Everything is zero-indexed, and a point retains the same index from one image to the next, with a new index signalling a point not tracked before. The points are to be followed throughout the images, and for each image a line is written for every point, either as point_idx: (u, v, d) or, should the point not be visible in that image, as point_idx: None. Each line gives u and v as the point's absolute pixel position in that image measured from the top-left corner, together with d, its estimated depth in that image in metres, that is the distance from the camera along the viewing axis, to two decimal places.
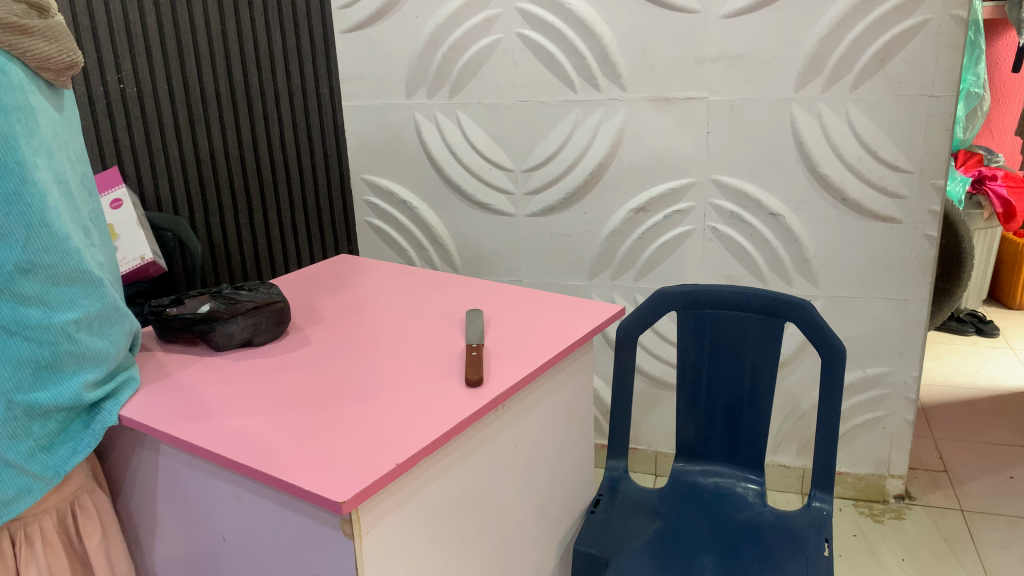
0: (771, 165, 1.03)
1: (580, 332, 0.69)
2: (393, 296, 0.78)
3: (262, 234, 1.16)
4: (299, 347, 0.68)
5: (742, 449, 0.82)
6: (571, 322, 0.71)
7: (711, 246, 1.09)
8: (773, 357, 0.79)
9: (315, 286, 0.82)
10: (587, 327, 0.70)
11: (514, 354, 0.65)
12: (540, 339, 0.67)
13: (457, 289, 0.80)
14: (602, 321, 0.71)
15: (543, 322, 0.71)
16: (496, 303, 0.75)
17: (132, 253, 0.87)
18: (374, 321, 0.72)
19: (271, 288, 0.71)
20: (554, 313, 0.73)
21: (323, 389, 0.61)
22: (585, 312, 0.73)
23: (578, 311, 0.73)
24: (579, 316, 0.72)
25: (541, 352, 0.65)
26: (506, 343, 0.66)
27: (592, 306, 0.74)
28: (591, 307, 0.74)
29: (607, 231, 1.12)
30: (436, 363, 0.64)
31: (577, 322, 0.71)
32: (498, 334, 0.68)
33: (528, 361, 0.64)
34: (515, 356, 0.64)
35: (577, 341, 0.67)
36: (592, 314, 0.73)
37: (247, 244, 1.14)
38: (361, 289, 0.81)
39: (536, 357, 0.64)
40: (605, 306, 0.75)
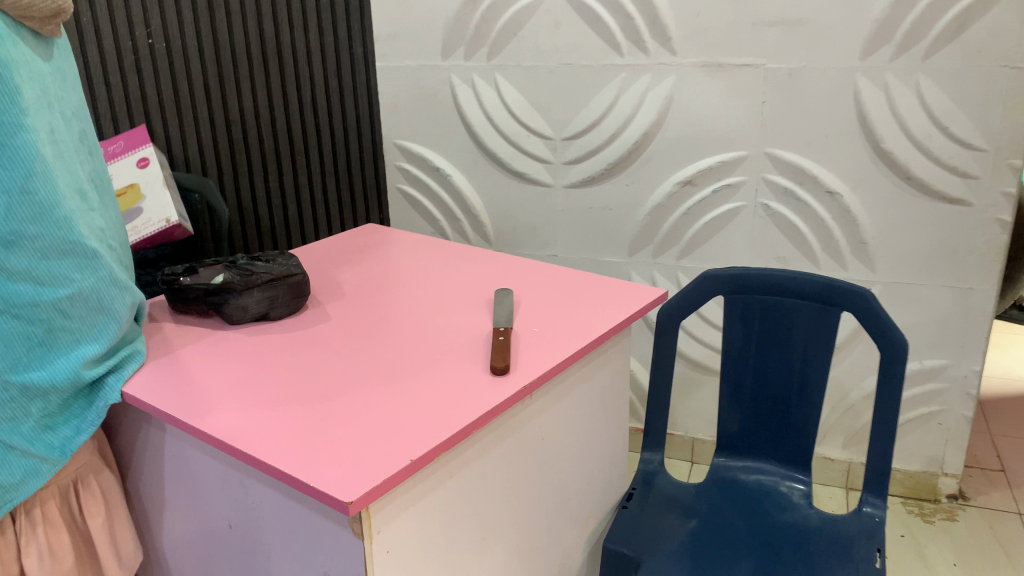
0: (830, 139, 0.96)
1: (617, 318, 0.63)
2: (419, 271, 0.74)
3: (292, 199, 1.12)
4: (317, 323, 0.64)
5: (788, 446, 0.76)
6: (609, 306, 0.65)
7: (761, 224, 1.02)
8: (826, 349, 0.73)
9: (337, 257, 0.77)
10: (625, 312, 0.64)
11: (544, 340, 0.60)
12: (573, 324, 0.62)
13: (488, 266, 0.75)
14: (642, 307, 0.66)
15: (577, 306, 0.65)
16: (529, 283, 0.70)
17: (158, 217, 0.84)
18: (397, 299, 0.68)
19: (291, 258, 0.66)
20: (590, 296, 0.67)
21: (338, 374, 0.56)
22: (623, 295, 0.68)
23: (616, 294, 0.68)
24: (616, 300, 0.67)
25: (576, 339, 0.60)
26: (536, 328, 0.61)
27: (631, 289, 0.69)
28: (630, 290, 0.69)
29: (649, 206, 1.06)
30: (461, 348, 0.59)
31: (614, 306, 0.65)
32: (528, 317, 0.63)
33: (559, 349, 0.58)
34: (546, 343, 0.59)
35: (613, 328, 0.62)
36: (631, 297, 0.67)
37: (276, 209, 1.10)
38: (386, 262, 0.76)
39: (569, 345, 0.59)
40: (646, 288, 0.69)
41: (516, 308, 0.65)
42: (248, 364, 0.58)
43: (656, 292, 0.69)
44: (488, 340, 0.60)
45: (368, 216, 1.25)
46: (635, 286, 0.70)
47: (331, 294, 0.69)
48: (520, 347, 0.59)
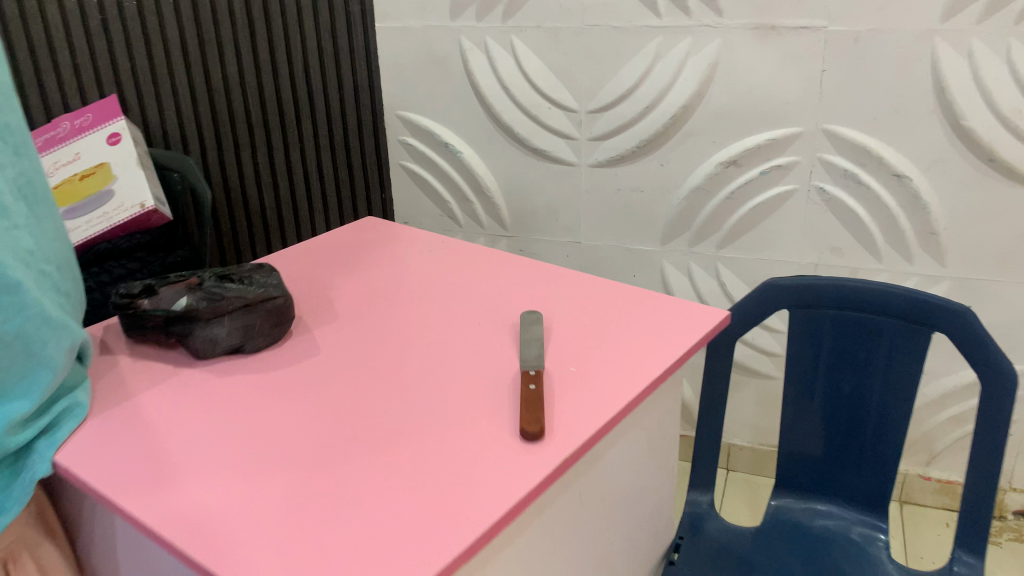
0: (901, 115, 0.82)
1: (671, 351, 0.51)
2: (429, 282, 0.62)
3: (285, 177, 1.00)
4: (304, 358, 0.52)
5: (861, 485, 0.66)
6: (660, 335, 0.53)
7: (815, 211, 0.90)
8: (913, 376, 0.62)
9: (332, 262, 0.65)
10: (681, 343, 0.52)
11: (584, 386, 0.48)
12: (618, 362, 0.50)
13: (510, 275, 0.63)
14: (701, 335, 0.53)
15: (621, 335, 0.53)
16: (560, 301, 0.58)
17: (132, 202, 0.69)
18: (401, 324, 0.56)
19: (272, 279, 0.54)
20: (636, 320, 0.55)
21: (327, 436, 0.45)
22: (676, 318, 0.55)
23: (667, 316, 0.56)
24: (668, 325, 0.54)
25: (622, 385, 0.48)
26: (574, 369, 0.50)
27: (687, 309, 0.57)
28: (684, 310, 0.57)
29: (687, 188, 0.93)
30: (481, 397, 0.47)
31: (666, 335, 0.53)
32: (562, 352, 0.52)
33: (604, 399, 0.47)
34: (588, 391, 0.47)
35: (669, 366, 0.50)
36: (686, 321, 0.55)
37: (266, 189, 0.98)
38: (389, 269, 0.64)
39: (614, 394, 0.47)
40: (704, 308, 0.57)
41: (547, 339, 0.53)
42: (218, 416, 0.47)
43: (717, 313, 0.56)
44: (515, 386, 0.48)
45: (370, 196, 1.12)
46: (689, 304, 0.58)
47: (323, 315, 0.57)
48: (554, 398, 0.47)
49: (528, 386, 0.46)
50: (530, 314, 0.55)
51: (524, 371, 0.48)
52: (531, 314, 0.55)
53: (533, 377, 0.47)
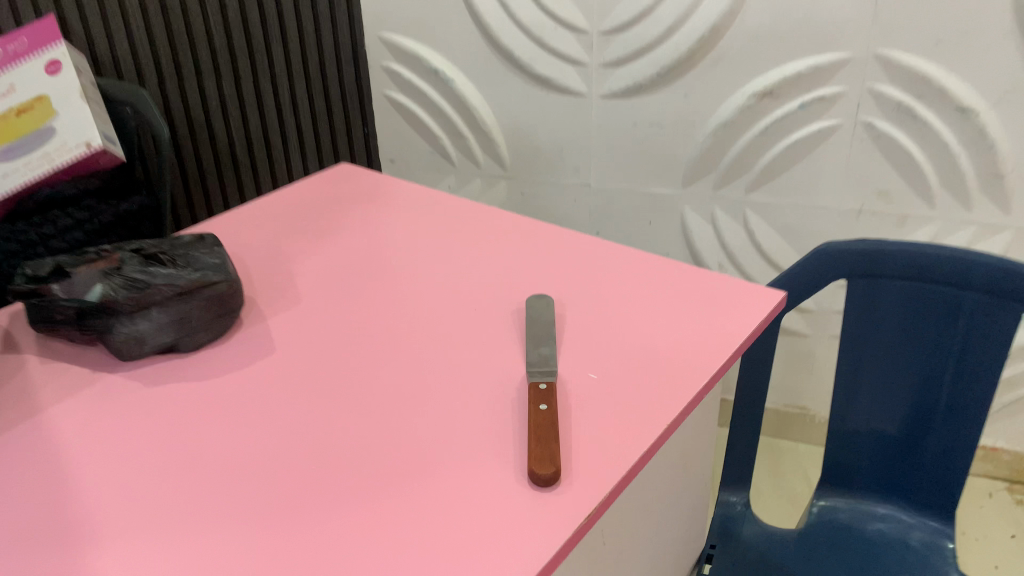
0: (970, 37, 0.68)
1: (717, 352, 0.41)
2: (416, 255, 0.51)
3: (253, 107, 0.89)
4: (257, 360, 0.42)
5: (924, 484, 0.56)
6: (702, 329, 0.42)
7: (860, 150, 0.77)
8: (996, 363, 0.51)
9: (300, 226, 0.54)
10: (728, 342, 0.41)
11: (610, 404, 0.37)
12: (650, 368, 0.40)
13: (514, 246, 0.52)
14: (752, 328, 0.43)
15: (653, 329, 0.43)
16: (577, 281, 0.47)
17: (76, 140, 0.51)
18: (381, 312, 0.45)
19: (214, 261, 0.43)
20: (671, 306, 0.44)
21: (275, 477, 0.34)
22: (721, 304, 0.45)
23: (711, 301, 0.45)
24: (713, 314, 0.44)
25: (657, 402, 0.37)
26: (595, 379, 0.39)
27: (734, 291, 0.46)
28: (731, 293, 0.46)
29: (715, 123, 0.81)
30: (477, 420, 0.37)
31: (709, 330, 0.42)
32: (579, 354, 0.41)
33: (636, 424, 0.36)
34: (613, 414, 0.37)
35: (717, 372, 0.39)
36: (733, 308, 0.44)
37: (232, 121, 0.88)
38: (368, 236, 0.53)
39: (648, 418, 0.37)
40: (757, 288, 0.46)
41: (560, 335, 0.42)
42: (141, 432, 0.37)
43: (773, 294, 0.45)
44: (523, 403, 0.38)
45: (351, 129, 1.01)
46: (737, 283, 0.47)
47: (283, 300, 0.46)
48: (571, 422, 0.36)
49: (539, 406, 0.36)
50: (541, 299, 0.44)
51: (533, 384, 0.37)
52: (541, 301, 0.44)
53: (544, 394, 0.37)
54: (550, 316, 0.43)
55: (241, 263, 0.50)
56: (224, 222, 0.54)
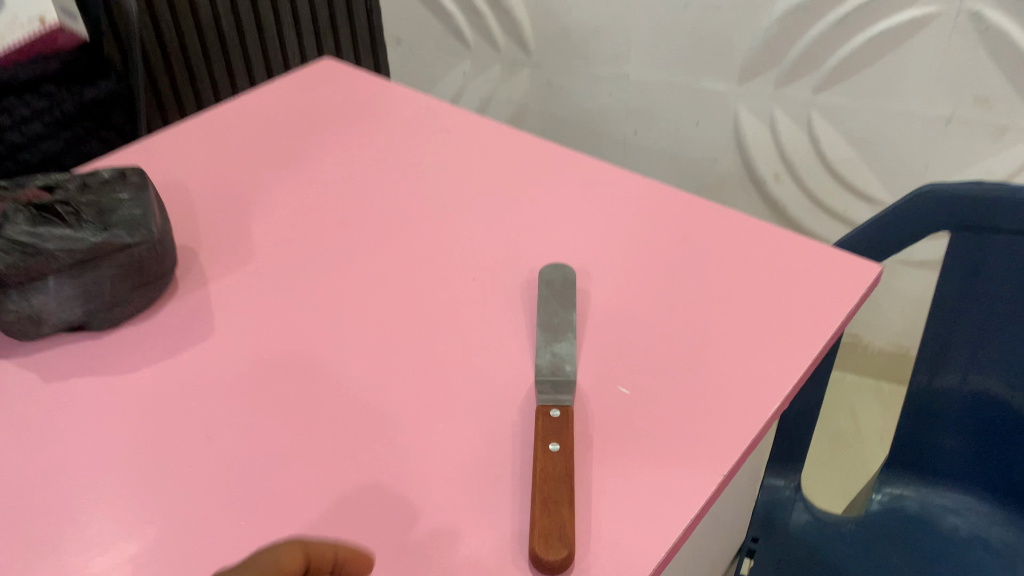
0: None
1: (786, 372, 0.30)
2: (403, 198, 0.40)
3: None
4: (186, 350, 0.32)
5: (1015, 475, 0.46)
6: (768, 331, 0.32)
7: (961, 46, 0.62)
8: None
9: (265, 152, 0.43)
10: (801, 356, 0.31)
11: (639, 447, 0.28)
12: (696, 390, 0.30)
13: (529, 189, 0.41)
14: (834, 331, 0.32)
15: (703, 326, 0.32)
16: (605, 247, 0.37)
17: (26, 14, 0.42)
18: (351, 284, 0.35)
19: (136, 212, 0.33)
20: (727, 291, 0.34)
21: (184, 542, 0.25)
22: (795, 290, 0.34)
23: (780, 285, 0.34)
24: (781, 308, 0.33)
25: (700, 452, 0.27)
26: (623, 405, 0.29)
27: (813, 271, 0.35)
28: (811, 274, 0.34)
29: (783, 8, 0.66)
30: (461, 467, 0.28)
31: (777, 332, 0.32)
32: (603, 362, 0.31)
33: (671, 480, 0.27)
34: (641, 468, 0.27)
35: (784, 402, 0.29)
36: (813, 297, 0.33)
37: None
38: (347, 169, 0.42)
39: (689, 478, 0.27)
40: (847, 264, 0.35)
41: (580, 331, 0.32)
42: (24, 450, 0.28)
43: (866, 274, 0.34)
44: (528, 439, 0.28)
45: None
46: (817, 255, 0.35)
47: (230, 260, 0.36)
48: (587, 474, 0.27)
49: (546, 449, 0.26)
50: (561, 274, 0.34)
51: (542, 410, 0.28)
52: (561, 276, 0.34)
53: (553, 429, 0.27)
54: (573, 302, 0.33)
55: (186, 202, 0.40)
56: (173, 143, 0.44)
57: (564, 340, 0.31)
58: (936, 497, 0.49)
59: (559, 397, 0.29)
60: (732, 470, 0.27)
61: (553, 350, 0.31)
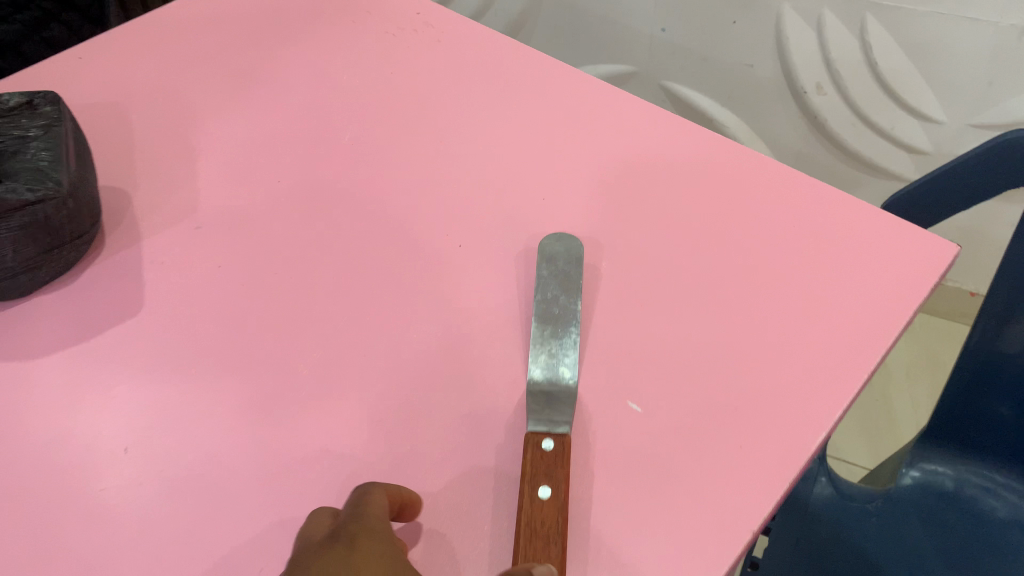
0: None
1: (835, 397, 0.24)
2: (381, 136, 0.33)
3: None
4: (107, 331, 0.27)
5: None
6: (814, 336, 0.26)
7: None
8: None
9: (221, 66, 0.37)
10: (854, 376, 0.25)
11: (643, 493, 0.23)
12: (721, 416, 0.24)
13: (533, 127, 0.34)
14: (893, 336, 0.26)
15: (734, 329, 0.26)
16: (620, 214, 0.30)
17: None
18: (312, 254, 0.29)
19: (45, 155, 0.27)
20: (765, 281, 0.28)
21: None
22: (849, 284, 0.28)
23: (832, 275, 0.28)
24: (832, 308, 0.27)
25: (718, 503, 0.23)
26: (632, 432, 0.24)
27: (873, 255, 0.28)
28: (871, 260, 0.28)
29: None
30: (434, 505, 0.23)
31: (824, 341, 0.26)
32: (610, 371, 0.26)
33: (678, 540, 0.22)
34: (644, 521, 0.22)
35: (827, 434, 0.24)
36: (872, 291, 0.27)
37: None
38: (316, 94, 0.35)
39: (702, 539, 0.22)
40: (916, 244, 0.29)
41: (586, 329, 0.27)
42: None
43: (938, 258, 0.28)
44: (515, 475, 0.24)
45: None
46: (881, 233, 0.29)
47: (170, 212, 0.30)
48: (583, 527, 0.22)
49: (535, 492, 0.22)
50: (566, 249, 0.29)
51: (532, 439, 0.23)
52: (566, 252, 0.28)
53: (545, 464, 0.23)
54: (580, 288, 0.27)
55: (122, 132, 0.33)
56: (114, 51, 0.37)
57: (566, 340, 0.26)
58: (971, 475, 0.44)
59: (554, 417, 0.24)
60: (760, 527, 0.22)
61: (552, 353, 0.26)
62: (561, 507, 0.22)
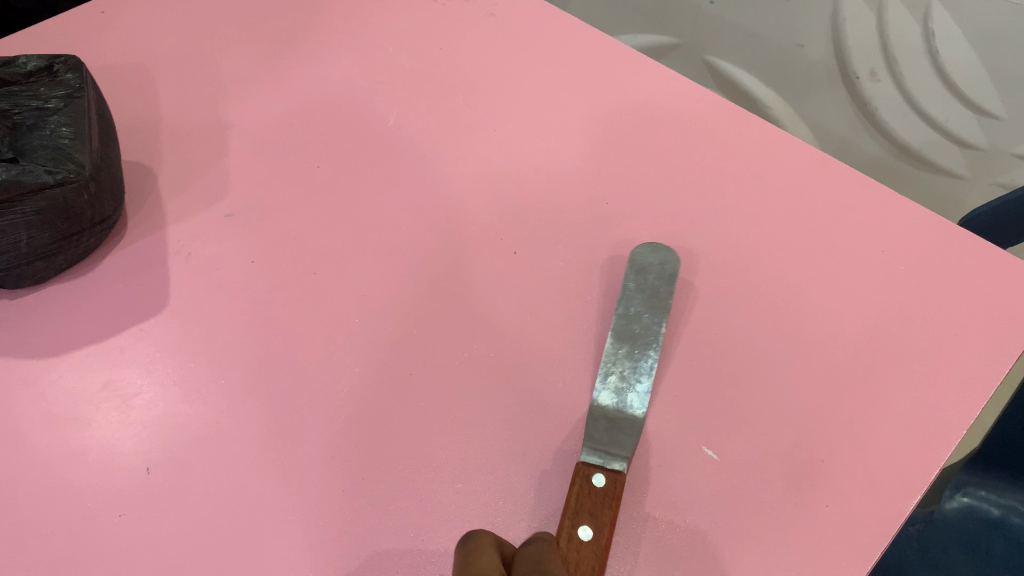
0: None
1: (926, 461, 0.22)
2: (428, 121, 0.31)
3: None
4: (126, 332, 0.25)
5: None
6: (906, 390, 0.23)
7: None
8: None
9: (256, 30, 0.34)
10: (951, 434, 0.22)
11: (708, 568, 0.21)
12: (793, 475, 0.22)
13: (595, 121, 0.31)
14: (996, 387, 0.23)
15: (817, 368, 0.24)
16: (690, 224, 0.27)
17: None
18: (349, 256, 0.27)
19: (65, 131, 0.24)
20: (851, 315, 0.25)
21: None
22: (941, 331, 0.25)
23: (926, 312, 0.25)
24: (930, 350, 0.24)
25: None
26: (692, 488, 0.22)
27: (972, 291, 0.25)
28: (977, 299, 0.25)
29: None
30: None
31: (916, 390, 0.23)
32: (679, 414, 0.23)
33: None
34: None
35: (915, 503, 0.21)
36: (974, 336, 0.24)
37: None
38: (359, 69, 0.32)
39: None
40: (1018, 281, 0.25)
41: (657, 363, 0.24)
42: None
43: None
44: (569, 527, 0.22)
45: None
46: (984, 268, 0.26)
47: (197, 195, 0.28)
48: None
49: (574, 531, 0.20)
50: (660, 263, 0.26)
51: (581, 472, 0.21)
52: (660, 267, 0.26)
53: (590, 502, 0.21)
54: (665, 309, 0.24)
55: (147, 101, 0.31)
56: (143, 7, 0.34)
57: (641, 365, 0.23)
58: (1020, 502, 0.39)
59: (611, 449, 0.22)
60: None
61: (628, 379, 0.23)
62: (598, 554, 0.20)
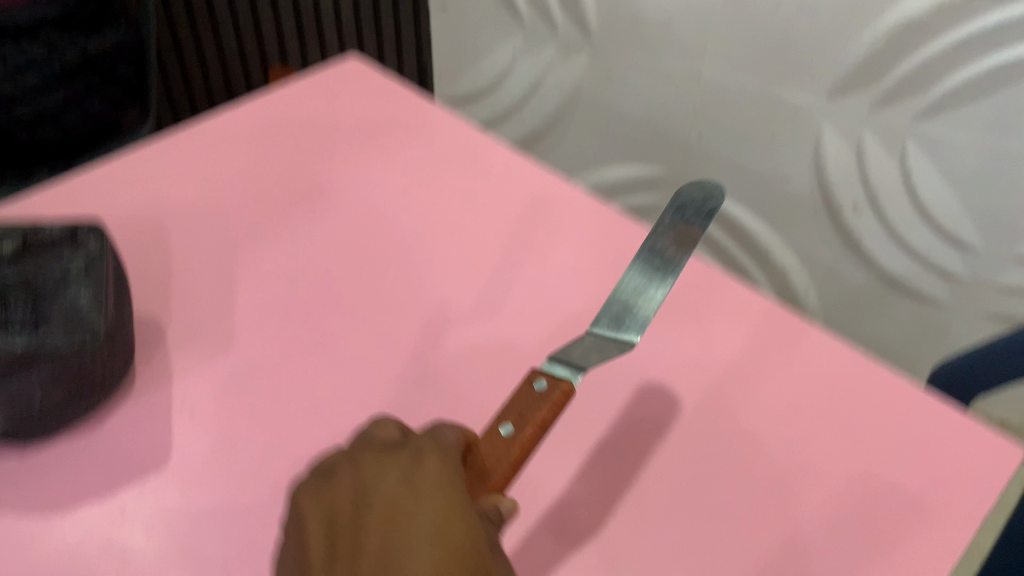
0: None
1: None
2: (425, 280, 0.33)
3: None
4: (124, 490, 0.26)
5: None
6: (853, 526, 0.28)
7: None
8: None
9: (267, 189, 0.36)
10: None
11: None
12: None
13: (582, 281, 0.33)
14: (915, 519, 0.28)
15: None
16: None
17: None
18: (340, 415, 0.28)
19: (85, 298, 0.26)
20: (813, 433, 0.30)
21: None
22: (891, 476, 0.29)
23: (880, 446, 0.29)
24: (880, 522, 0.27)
25: None
26: None
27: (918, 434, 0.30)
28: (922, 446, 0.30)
29: (891, 20, 0.57)
30: None
31: None
32: None
33: None
34: None
35: None
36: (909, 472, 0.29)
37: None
38: (361, 228, 0.35)
39: None
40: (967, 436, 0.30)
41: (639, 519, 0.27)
42: None
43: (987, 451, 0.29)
44: None
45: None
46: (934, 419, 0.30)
47: (201, 350, 0.30)
48: None
49: (497, 428, 0.24)
50: (703, 198, 0.31)
51: (529, 377, 0.25)
52: (701, 201, 0.30)
53: (521, 406, 0.25)
54: (697, 243, 0.29)
55: (160, 255, 0.33)
56: (164, 165, 0.37)
57: (658, 279, 0.28)
58: None
59: (577, 360, 0.26)
60: None
61: (648, 283, 0.28)
62: (510, 448, 0.24)
